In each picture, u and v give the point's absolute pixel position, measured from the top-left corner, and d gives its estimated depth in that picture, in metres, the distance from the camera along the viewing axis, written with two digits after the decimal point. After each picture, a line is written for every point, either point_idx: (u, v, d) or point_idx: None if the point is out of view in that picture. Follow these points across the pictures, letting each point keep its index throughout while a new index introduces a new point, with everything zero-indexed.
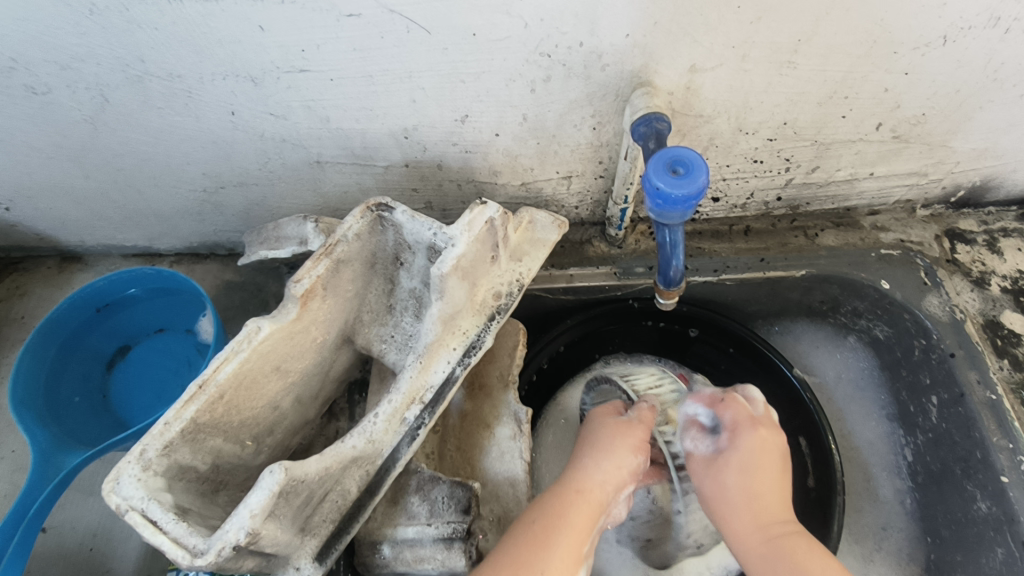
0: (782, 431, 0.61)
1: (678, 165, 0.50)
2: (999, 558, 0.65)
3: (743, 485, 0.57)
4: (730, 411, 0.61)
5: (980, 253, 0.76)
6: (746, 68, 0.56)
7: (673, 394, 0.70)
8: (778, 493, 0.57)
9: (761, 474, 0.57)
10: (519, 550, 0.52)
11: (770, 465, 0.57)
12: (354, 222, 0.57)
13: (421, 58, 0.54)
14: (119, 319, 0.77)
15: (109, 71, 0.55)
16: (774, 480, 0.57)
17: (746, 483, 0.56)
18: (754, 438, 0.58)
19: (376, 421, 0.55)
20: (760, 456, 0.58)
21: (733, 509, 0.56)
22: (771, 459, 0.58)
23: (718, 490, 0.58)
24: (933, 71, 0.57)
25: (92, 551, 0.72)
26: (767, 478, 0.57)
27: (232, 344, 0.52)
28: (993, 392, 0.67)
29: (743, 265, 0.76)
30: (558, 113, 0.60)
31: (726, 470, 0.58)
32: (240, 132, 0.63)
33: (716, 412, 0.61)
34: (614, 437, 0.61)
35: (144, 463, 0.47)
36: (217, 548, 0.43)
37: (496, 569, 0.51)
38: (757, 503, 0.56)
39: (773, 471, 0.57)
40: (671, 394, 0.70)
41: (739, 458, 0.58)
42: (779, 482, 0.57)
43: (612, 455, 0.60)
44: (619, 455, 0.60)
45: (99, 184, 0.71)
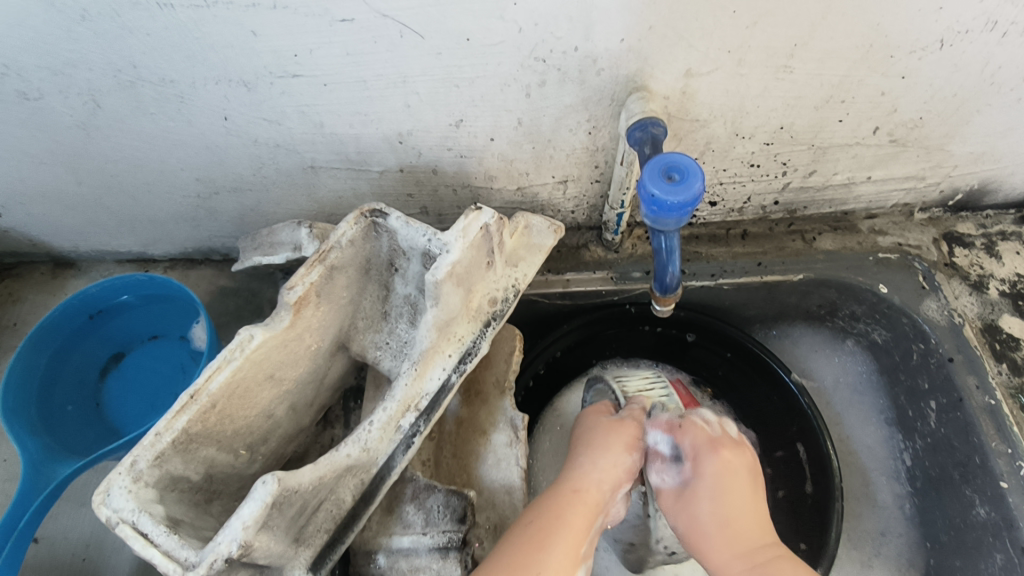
0: (745, 447, 0.60)
1: (674, 171, 0.50)
2: (998, 564, 0.64)
3: (718, 511, 0.55)
4: (688, 435, 0.60)
5: (978, 256, 0.76)
6: (742, 72, 0.55)
7: (665, 397, 0.69)
8: (752, 515, 0.55)
9: (732, 501, 0.55)
10: (514, 557, 0.51)
11: (737, 487, 0.56)
12: (348, 228, 0.56)
13: (415, 62, 0.53)
14: (111, 326, 0.77)
15: (100, 77, 0.55)
16: (745, 501, 0.56)
17: (721, 508, 0.55)
18: (716, 462, 0.57)
19: (371, 429, 0.54)
20: (729, 480, 0.56)
21: (711, 538, 0.55)
22: (738, 480, 0.56)
23: (692, 521, 0.56)
24: (930, 75, 0.57)
25: (85, 561, 0.72)
26: (741, 500, 0.56)
27: (224, 353, 0.52)
28: (992, 397, 0.66)
29: (740, 269, 0.76)
30: (554, 117, 0.60)
31: (700, 498, 0.56)
32: (233, 138, 0.62)
33: (675, 439, 0.60)
34: (607, 437, 0.61)
35: (135, 474, 0.46)
36: (209, 561, 0.42)
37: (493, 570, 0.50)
38: (734, 530, 0.54)
39: (745, 492, 0.56)
40: (661, 398, 0.69)
41: (708, 484, 0.56)
42: (752, 502, 0.56)
43: (608, 453, 0.60)
44: (614, 454, 0.60)
45: (91, 190, 0.71)
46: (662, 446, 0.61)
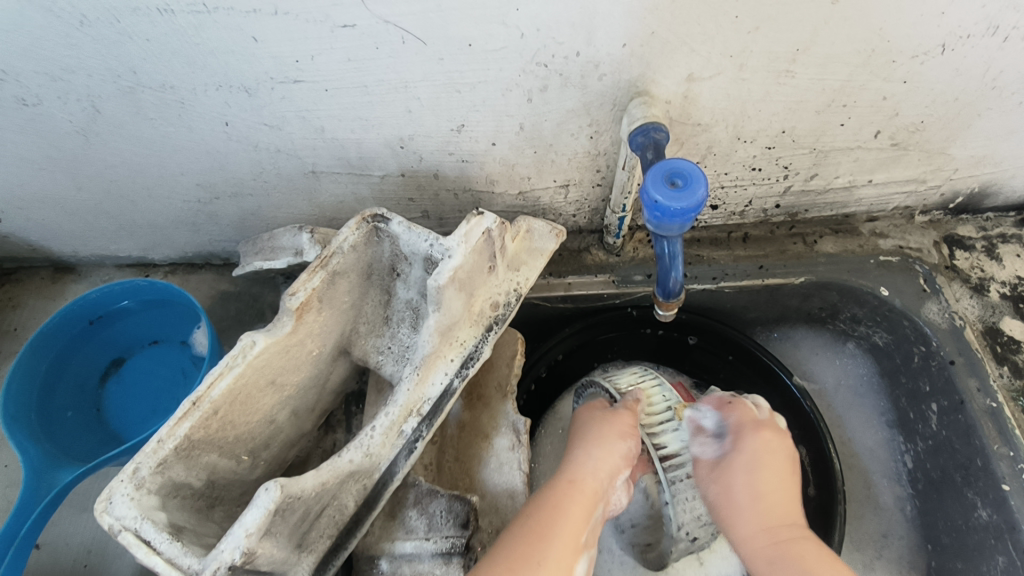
0: (786, 434, 0.63)
1: (677, 177, 0.50)
2: (1000, 567, 0.64)
3: (753, 483, 0.58)
4: (736, 413, 0.62)
5: (979, 259, 0.76)
6: (743, 77, 0.55)
7: (658, 387, 0.68)
8: (784, 493, 0.58)
9: (767, 477, 0.58)
10: (521, 543, 0.52)
11: (775, 465, 0.59)
12: (349, 233, 0.56)
13: (416, 68, 0.53)
14: (112, 331, 0.76)
15: (100, 83, 0.55)
16: (780, 480, 0.59)
17: (754, 481, 0.58)
18: (760, 440, 0.60)
19: (373, 434, 0.54)
20: (768, 457, 0.59)
21: (741, 509, 0.57)
22: (776, 459, 0.59)
23: (725, 492, 0.58)
24: (932, 79, 0.57)
25: (87, 567, 0.72)
26: (776, 477, 0.59)
27: (226, 359, 0.52)
28: (994, 400, 0.66)
29: (742, 272, 0.76)
30: (555, 122, 0.60)
31: (735, 472, 0.59)
32: (234, 143, 0.62)
33: (723, 414, 0.63)
34: (600, 426, 0.61)
35: (138, 481, 0.46)
36: (212, 568, 0.42)
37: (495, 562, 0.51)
38: (767, 503, 0.57)
39: (781, 473, 0.59)
40: (655, 388, 0.67)
41: (744, 460, 0.59)
42: (785, 484, 0.59)
43: (602, 443, 0.59)
44: (608, 442, 0.60)
45: (92, 195, 0.71)
46: (708, 421, 0.63)
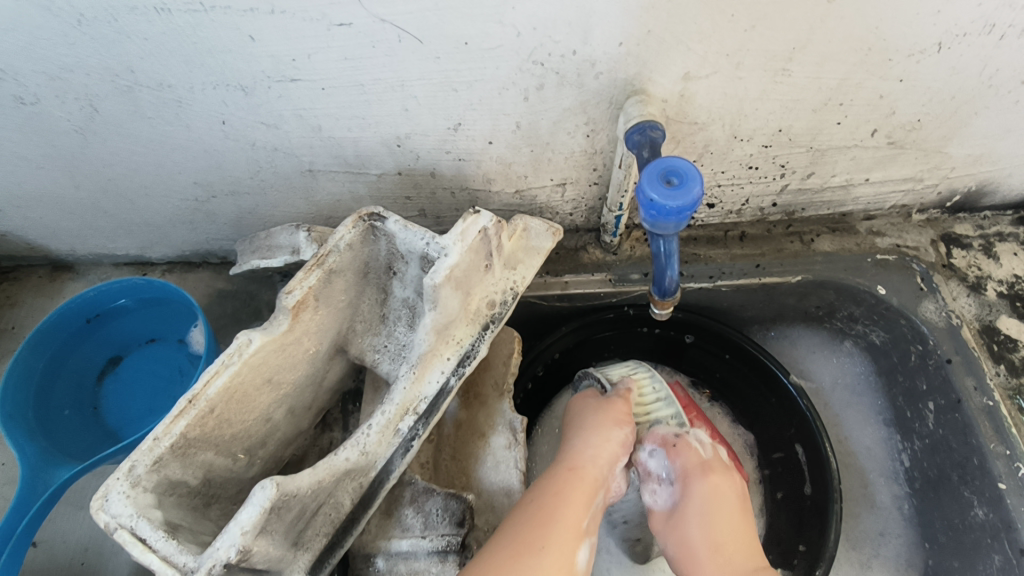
0: (735, 472, 0.62)
1: (672, 175, 0.50)
2: (997, 565, 0.65)
3: (709, 524, 0.57)
4: (676, 457, 0.62)
5: (976, 258, 0.76)
6: (740, 75, 0.56)
7: (649, 377, 0.70)
8: (741, 533, 0.57)
9: (717, 519, 0.57)
10: (524, 522, 0.52)
11: (725, 508, 0.58)
12: (346, 231, 0.57)
13: (413, 67, 0.53)
14: (109, 329, 0.76)
15: (97, 81, 0.55)
16: (732, 522, 0.57)
17: (706, 527, 0.57)
18: (706, 482, 0.59)
19: (369, 432, 0.54)
20: (716, 500, 0.58)
21: (699, 554, 0.56)
22: (724, 500, 0.58)
23: (682, 544, 0.58)
24: (928, 78, 0.57)
25: (84, 565, 0.72)
26: (727, 520, 0.57)
27: (221, 358, 0.52)
28: (990, 398, 0.66)
29: (739, 271, 0.76)
30: (552, 121, 0.60)
31: (687, 520, 0.58)
32: (231, 142, 0.62)
33: (666, 457, 0.62)
34: (596, 415, 0.63)
35: (133, 479, 0.46)
36: (208, 566, 0.42)
37: (495, 547, 0.50)
38: (724, 546, 0.56)
39: (734, 512, 0.58)
40: (647, 379, 0.70)
41: (694, 504, 0.58)
42: (738, 521, 0.58)
43: (598, 431, 0.61)
44: (605, 430, 0.61)
45: (89, 194, 0.71)
46: (656, 463, 0.63)
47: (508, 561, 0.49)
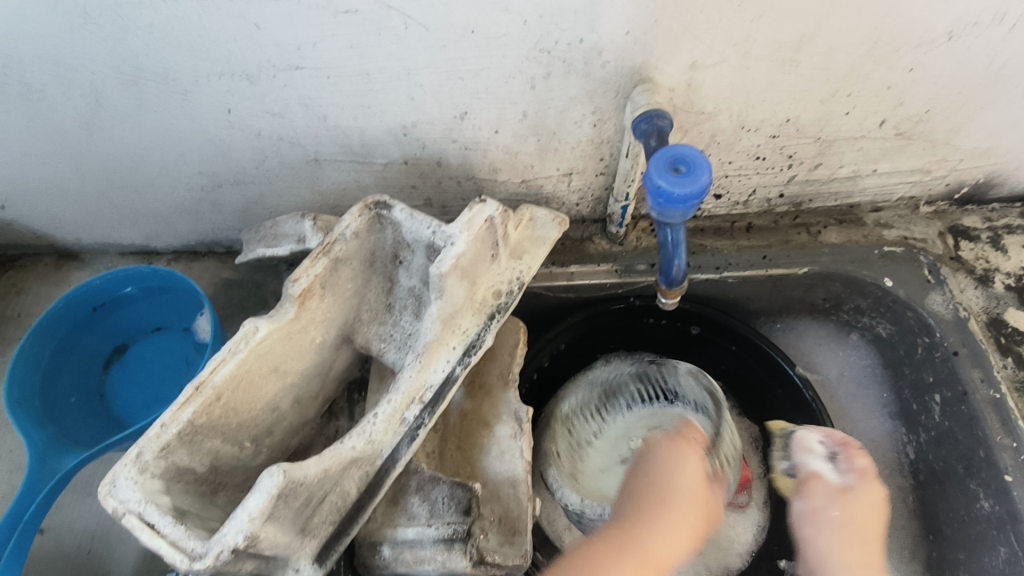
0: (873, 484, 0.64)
1: (679, 163, 0.49)
2: (1002, 557, 0.65)
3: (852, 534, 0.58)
4: (856, 455, 0.63)
5: (984, 250, 0.76)
6: (748, 65, 0.55)
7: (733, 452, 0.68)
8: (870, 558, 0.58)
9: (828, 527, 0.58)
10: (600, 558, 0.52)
11: (882, 514, 0.59)
12: (352, 220, 0.57)
13: (419, 55, 0.53)
14: (115, 318, 0.77)
15: (102, 70, 0.55)
16: (875, 519, 0.59)
17: (846, 528, 0.58)
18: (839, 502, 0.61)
19: (376, 421, 0.54)
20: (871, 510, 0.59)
21: (826, 559, 0.58)
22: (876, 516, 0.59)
23: (817, 513, 0.60)
24: (937, 68, 0.57)
25: (91, 552, 0.72)
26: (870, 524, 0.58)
27: (228, 345, 0.52)
28: (997, 390, 0.66)
29: (745, 262, 0.75)
30: (558, 110, 0.59)
31: (823, 517, 0.59)
32: (237, 131, 0.62)
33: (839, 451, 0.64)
34: (685, 503, 0.54)
35: (141, 466, 0.47)
36: (215, 552, 0.43)
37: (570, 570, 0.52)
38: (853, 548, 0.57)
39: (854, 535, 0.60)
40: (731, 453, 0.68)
41: (864, 500, 0.59)
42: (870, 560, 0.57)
43: (681, 525, 0.53)
44: (686, 525, 0.53)
45: (95, 183, 0.71)
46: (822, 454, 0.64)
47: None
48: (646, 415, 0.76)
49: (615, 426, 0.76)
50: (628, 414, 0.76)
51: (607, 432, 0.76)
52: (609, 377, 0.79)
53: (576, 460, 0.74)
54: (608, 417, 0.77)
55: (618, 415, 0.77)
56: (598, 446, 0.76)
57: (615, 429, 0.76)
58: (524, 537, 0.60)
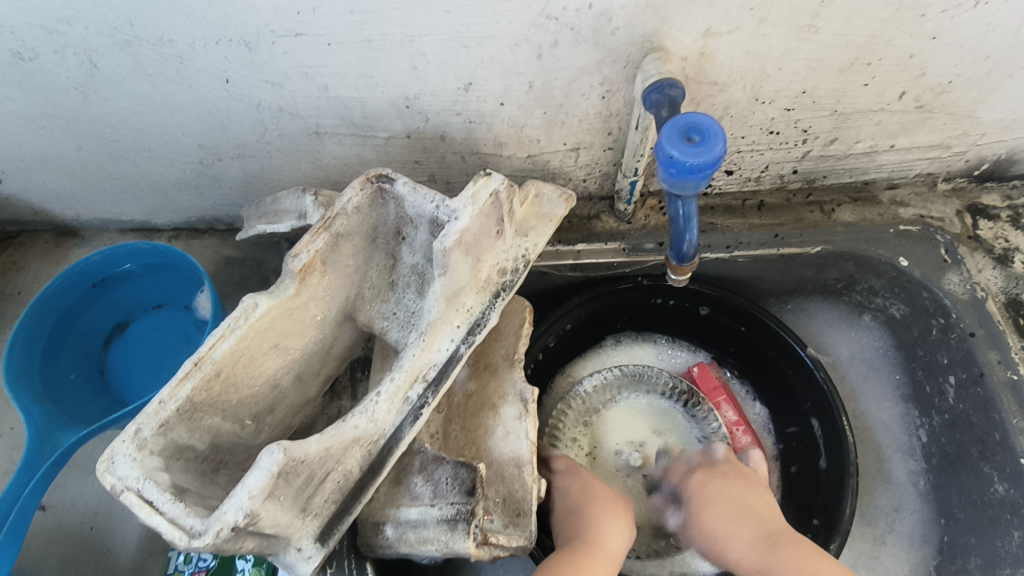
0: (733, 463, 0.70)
1: (693, 132, 0.47)
2: (1016, 542, 0.64)
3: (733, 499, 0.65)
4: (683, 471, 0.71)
5: (1004, 229, 0.73)
6: (764, 32, 0.53)
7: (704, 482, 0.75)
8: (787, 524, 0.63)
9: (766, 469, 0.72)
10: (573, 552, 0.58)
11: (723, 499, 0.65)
12: (354, 194, 0.55)
13: (422, 20, 0.51)
14: (115, 295, 0.76)
15: (96, 35, 0.53)
16: (729, 505, 0.64)
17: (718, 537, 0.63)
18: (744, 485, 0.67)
19: (378, 400, 0.53)
20: (717, 491, 0.66)
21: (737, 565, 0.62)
22: (724, 489, 0.66)
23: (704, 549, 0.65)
24: (962, 35, 0.54)
25: (92, 529, 0.72)
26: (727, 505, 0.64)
27: (227, 321, 0.51)
28: (1015, 372, 0.65)
29: (756, 241, 0.74)
30: (566, 80, 0.57)
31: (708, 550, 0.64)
32: (236, 102, 0.60)
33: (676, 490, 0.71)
34: (593, 501, 0.65)
35: (140, 442, 0.46)
36: (215, 530, 0.42)
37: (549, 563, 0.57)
38: (727, 527, 0.63)
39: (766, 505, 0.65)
40: None
41: (704, 506, 0.65)
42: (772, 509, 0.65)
43: (597, 509, 0.64)
44: (603, 509, 0.64)
45: (92, 156, 0.69)
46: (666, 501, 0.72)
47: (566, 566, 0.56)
48: (658, 407, 0.79)
49: (628, 405, 0.80)
50: (645, 399, 0.79)
51: (616, 411, 0.79)
52: (643, 369, 0.79)
53: (580, 426, 0.78)
54: (625, 397, 0.80)
55: (634, 395, 0.80)
56: (606, 417, 0.79)
57: (623, 411, 0.79)
58: (528, 518, 0.59)
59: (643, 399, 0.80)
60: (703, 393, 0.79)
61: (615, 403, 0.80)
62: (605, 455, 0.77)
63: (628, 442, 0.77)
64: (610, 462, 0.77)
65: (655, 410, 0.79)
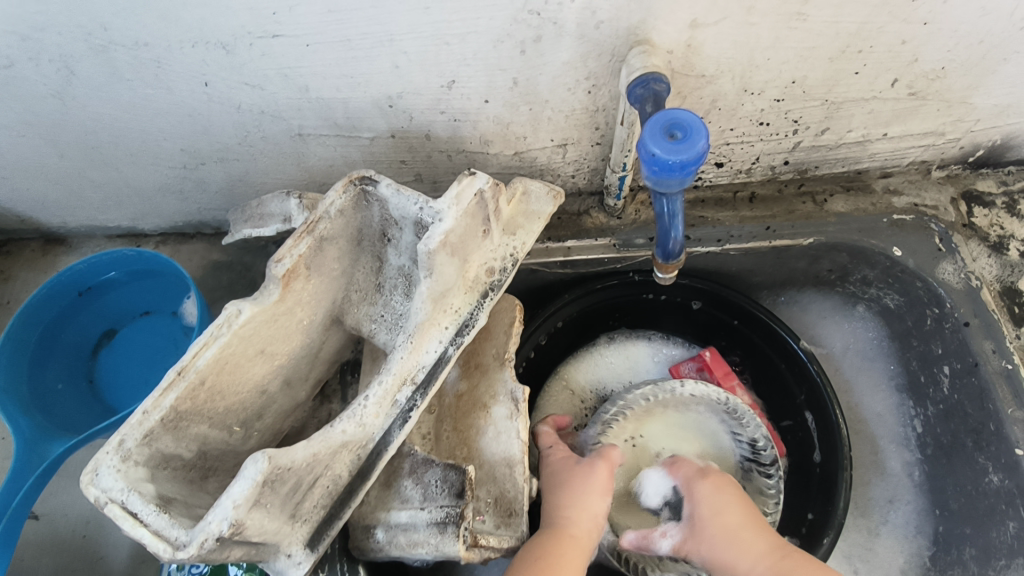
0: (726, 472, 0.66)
1: (676, 128, 0.46)
2: (1011, 532, 0.64)
3: (692, 514, 0.63)
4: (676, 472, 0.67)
5: (999, 216, 0.73)
6: (751, 21, 0.52)
7: None
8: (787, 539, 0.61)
9: None
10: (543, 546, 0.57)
11: (730, 508, 0.61)
12: (337, 197, 0.54)
13: (402, 18, 0.50)
14: (102, 303, 0.75)
15: (72, 41, 0.52)
16: (736, 511, 0.61)
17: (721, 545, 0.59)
18: (703, 483, 0.63)
19: (366, 404, 0.53)
20: (721, 496, 0.62)
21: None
22: (727, 492, 0.62)
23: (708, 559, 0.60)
24: (955, 20, 0.53)
25: (85, 538, 0.72)
26: (734, 511, 0.61)
27: (211, 329, 0.50)
28: (1010, 362, 0.64)
29: (748, 234, 0.73)
30: (550, 76, 0.57)
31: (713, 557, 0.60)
32: (216, 104, 0.59)
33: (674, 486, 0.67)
34: (583, 486, 0.62)
35: (123, 453, 0.45)
36: (200, 540, 0.42)
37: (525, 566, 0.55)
38: (735, 537, 0.59)
39: (737, 503, 0.62)
40: None
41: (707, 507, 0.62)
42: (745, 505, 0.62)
43: (583, 496, 0.62)
44: (585, 496, 0.62)
45: (74, 163, 0.69)
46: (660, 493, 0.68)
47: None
48: (718, 439, 0.73)
49: (693, 418, 0.74)
50: (714, 425, 0.73)
51: (679, 417, 0.74)
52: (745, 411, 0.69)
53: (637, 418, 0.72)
54: (693, 415, 0.74)
55: (710, 414, 0.73)
56: (668, 416, 0.74)
57: (684, 422, 0.74)
58: (520, 518, 0.60)
59: (712, 425, 0.74)
60: (717, 380, 0.76)
61: (682, 412, 0.74)
62: (643, 453, 0.72)
63: (672, 456, 0.72)
64: (645, 462, 0.72)
65: (710, 444, 0.74)
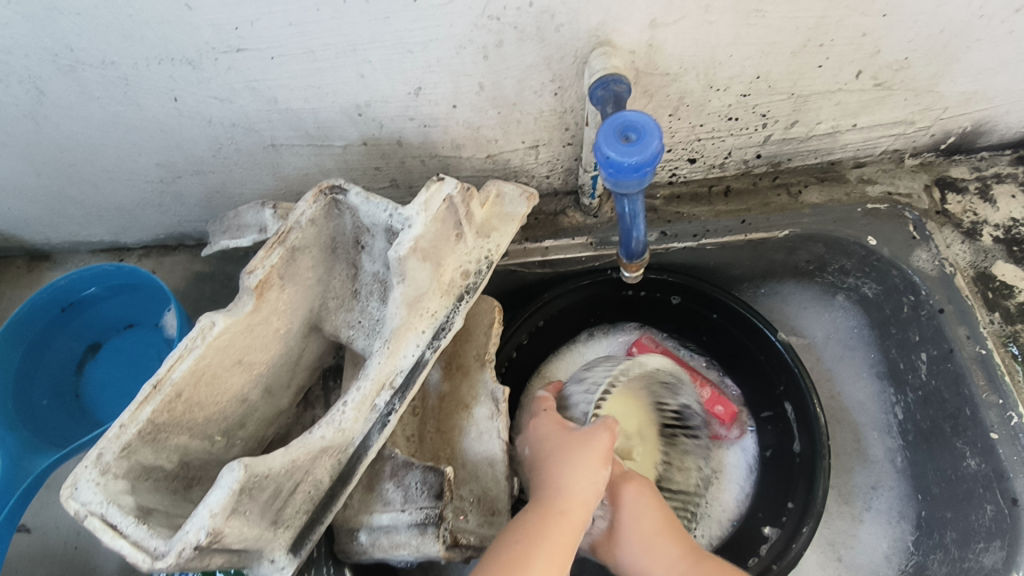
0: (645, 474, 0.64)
1: (629, 131, 0.48)
2: (989, 515, 0.64)
3: (611, 518, 0.61)
4: None
5: (972, 202, 0.73)
6: (710, 20, 0.52)
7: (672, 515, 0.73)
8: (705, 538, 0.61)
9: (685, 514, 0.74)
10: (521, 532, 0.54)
11: (651, 512, 0.60)
12: (307, 207, 0.55)
13: (362, 29, 0.51)
14: (85, 318, 0.76)
15: (39, 62, 0.53)
16: (658, 517, 0.60)
17: (638, 550, 0.59)
18: (626, 487, 0.61)
19: (345, 409, 0.54)
20: (642, 501, 0.60)
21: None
22: (648, 498, 0.61)
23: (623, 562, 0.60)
24: (912, 12, 0.54)
25: (78, 549, 0.74)
26: (653, 517, 0.59)
27: (185, 342, 0.51)
28: (983, 347, 0.65)
29: (724, 228, 0.73)
30: (515, 79, 0.57)
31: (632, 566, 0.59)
32: (187, 119, 0.60)
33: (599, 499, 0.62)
34: (574, 460, 0.57)
35: (102, 467, 0.46)
36: (177, 550, 0.43)
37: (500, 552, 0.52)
38: (653, 542, 0.58)
39: (656, 509, 0.60)
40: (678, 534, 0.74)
41: (625, 516, 0.60)
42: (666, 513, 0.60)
43: (573, 471, 0.56)
44: (576, 471, 0.56)
45: (52, 181, 0.69)
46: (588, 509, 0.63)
47: (506, 566, 0.51)
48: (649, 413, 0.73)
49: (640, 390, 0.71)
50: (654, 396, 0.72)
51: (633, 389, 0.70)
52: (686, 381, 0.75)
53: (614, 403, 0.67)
54: (639, 389, 0.71)
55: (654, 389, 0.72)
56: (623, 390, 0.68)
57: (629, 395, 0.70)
58: (502, 517, 0.61)
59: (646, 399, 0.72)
60: None
61: (635, 386, 0.70)
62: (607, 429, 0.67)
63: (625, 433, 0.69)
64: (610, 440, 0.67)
65: (646, 417, 0.73)
